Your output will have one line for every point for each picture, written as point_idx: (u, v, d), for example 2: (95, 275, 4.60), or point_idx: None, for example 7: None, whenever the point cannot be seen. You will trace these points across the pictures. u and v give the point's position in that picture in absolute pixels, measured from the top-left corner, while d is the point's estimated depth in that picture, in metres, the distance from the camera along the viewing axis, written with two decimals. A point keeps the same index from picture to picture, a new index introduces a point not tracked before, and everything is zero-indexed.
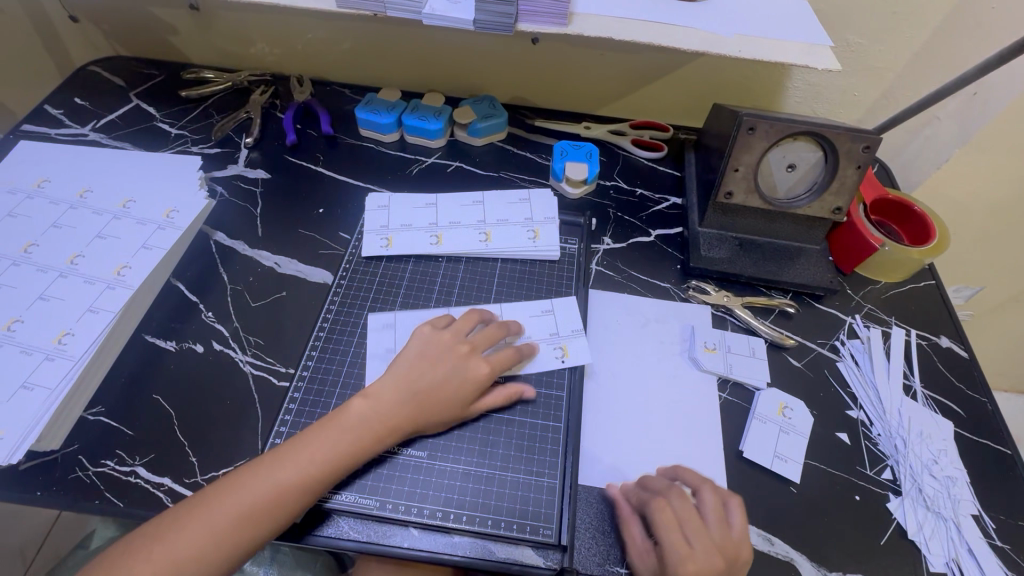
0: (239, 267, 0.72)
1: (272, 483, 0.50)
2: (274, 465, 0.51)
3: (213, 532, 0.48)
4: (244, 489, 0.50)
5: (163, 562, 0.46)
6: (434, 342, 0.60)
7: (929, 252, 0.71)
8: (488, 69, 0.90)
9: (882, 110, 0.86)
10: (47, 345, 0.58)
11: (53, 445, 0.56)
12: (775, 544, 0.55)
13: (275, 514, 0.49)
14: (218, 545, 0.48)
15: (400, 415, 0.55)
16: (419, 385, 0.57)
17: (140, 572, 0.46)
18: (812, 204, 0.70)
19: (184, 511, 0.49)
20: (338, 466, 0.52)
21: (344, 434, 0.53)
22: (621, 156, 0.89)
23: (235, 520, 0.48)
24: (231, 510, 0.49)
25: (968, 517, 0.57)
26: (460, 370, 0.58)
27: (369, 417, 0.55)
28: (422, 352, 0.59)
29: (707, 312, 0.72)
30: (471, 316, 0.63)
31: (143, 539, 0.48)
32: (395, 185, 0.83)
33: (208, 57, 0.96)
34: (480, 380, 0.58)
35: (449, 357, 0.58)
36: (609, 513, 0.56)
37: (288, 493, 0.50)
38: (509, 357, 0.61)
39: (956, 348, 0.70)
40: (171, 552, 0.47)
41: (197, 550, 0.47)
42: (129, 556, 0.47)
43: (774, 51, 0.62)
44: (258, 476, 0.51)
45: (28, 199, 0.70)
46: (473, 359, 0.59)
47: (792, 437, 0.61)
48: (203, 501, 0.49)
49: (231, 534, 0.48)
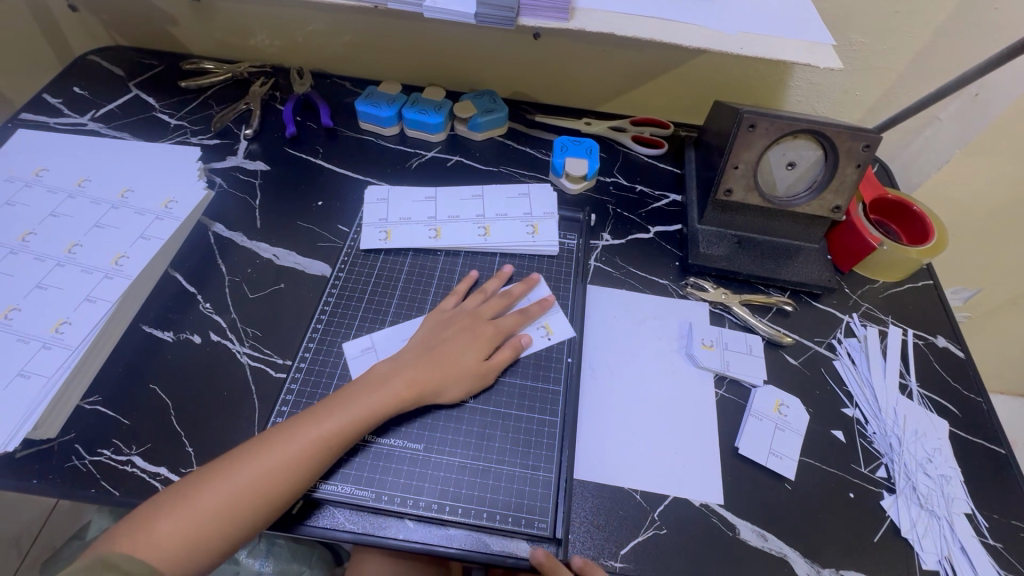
0: (237, 259, 0.72)
1: (296, 438, 0.52)
2: (299, 422, 0.54)
3: (238, 486, 0.49)
4: (270, 445, 0.52)
5: (190, 516, 0.48)
6: (446, 316, 0.64)
7: (927, 251, 0.72)
8: (489, 63, 0.90)
9: (883, 109, 0.86)
10: (45, 333, 0.58)
11: (50, 434, 0.56)
12: (769, 539, 0.55)
13: (299, 468, 0.51)
14: (244, 498, 0.49)
15: (420, 377, 0.58)
16: (436, 350, 0.60)
17: (168, 526, 0.48)
18: (811, 202, 0.70)
19: (211, 469, 0.51)
20: (360, 421, 0.54)
21: (367, 393, 0.56)
22: (621, 153, 0.89)
23: (259, 474, 0.50)
24: (257, 465, 0.50)
25: (961, 516, 0.58)
26: (469, 336, 0.62)
27: (390, 377, 0.58)
28: (434, 323, 0.63)
29: (705, 309, 0.72)
30: (482, 291, 0.67)
31: (171, 496, 0.49)
32: (394, 179, 0.83)
33: (208, 48, 0.96)
34: (489, 341, 0.63)
35: (459, 325, 0.63)
36: (604, 508, 0.56)
37: (312, 447, 0.52)
38: (515, 320, 0.65)
39: (953, 348, 0.71)
40: (197, 507, 0.48)
41: (223, 504, 0.49)
42: (156, 513, 0.48)
43: (775, 49, 0.61)
44: (275, 440, 0.52)
45: (25, 187, 0.70)
46: (481, 325, 0.64)
47: (788, 434, 0.62)
48: (230, 458, 0.52)
49: (256, 489, 0.50)
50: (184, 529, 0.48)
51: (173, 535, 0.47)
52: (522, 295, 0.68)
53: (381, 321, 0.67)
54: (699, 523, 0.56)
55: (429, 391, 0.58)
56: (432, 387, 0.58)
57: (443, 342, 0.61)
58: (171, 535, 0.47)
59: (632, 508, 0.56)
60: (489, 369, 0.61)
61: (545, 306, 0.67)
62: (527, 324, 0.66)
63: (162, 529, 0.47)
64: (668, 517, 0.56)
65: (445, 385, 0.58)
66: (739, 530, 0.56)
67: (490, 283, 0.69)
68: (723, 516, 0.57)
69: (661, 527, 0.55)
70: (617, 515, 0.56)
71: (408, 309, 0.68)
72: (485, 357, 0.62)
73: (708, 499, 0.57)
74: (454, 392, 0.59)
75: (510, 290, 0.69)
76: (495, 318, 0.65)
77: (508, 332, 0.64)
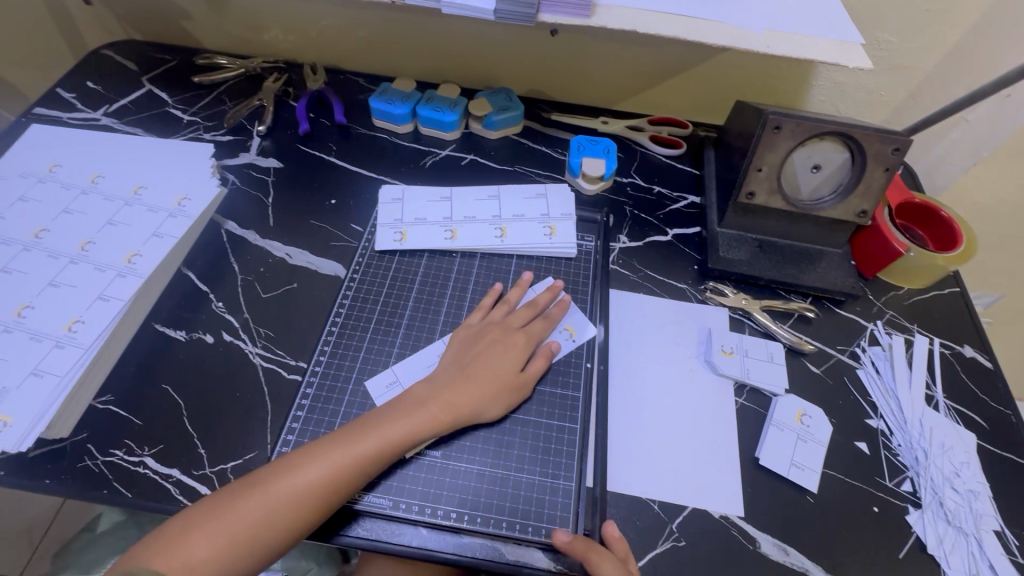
0: (250, 257, 0.71)
1: (332, 460, 0.51)
2: (333, 442, 0.52)
3: (273, 507, 0.49)
4: (305, 466, 0.50)
5: (225, 536, 0.47)
6: (480, 329, 0.63)
7: (956, 258, 0.69)
8: (505, 60, 0.88)
9: (910, 111, 0.83)
10: (58, 332, 0.58)
11: (63, 433, 0.55)
12: (790, 554, 0.54)
13: (335, 490, 0.50)
14: (280, 520, 0.48)
15: (457, 399, 0.57)
16: (471, 369, 0.59)
17: (202, 547, 0.47)
18: (837, 206, 0.69)
19: (243, 487, 0.50)
20: (396, 443, 0.53)
21: (403, 414, 0.55)
22: (638, 153, 0.87)
23: (295, 496, 0.49)
24: (293, 486, 0.49)
25: (990, 533, 0.56)
26: (504, 349, 0.61)
27: (426, 398, 0.56)
28: (470, 337, 0.62)
29: (725, 315, 0.70)
30: (510, 301, 0.66)
31: (203, 513, 0.48)
32: (408, 178, 0.81)
33: (221, 43, 0.95)
34: (521, 352, 0.61)
35: (494, 338, 0.62)
36: (623, 518, 0.55)
37: (349, 469, 0.51)
38: (541, 326, 0.64)
39: (981, 358, 0.69)
40: (232, 527, 0.47)
41: (259, 525, 0.48)
42: (188, 531, 0.47)
43: (803, 48, 0.60)
44: (314, 454, 0.51)
45: (39, 183, 0.70)
46: (512, 337, 0.62)
47: (811, 445, 0.60)
48: (263, 476, 0.50)
49: (293, 511, 0.49)
50: (220, 550, 0.47)
51: (208, 555, 0.46)
52: (546, 303, 0.67)
53: (396, 324, 0.66)
54: (719, 536, 0.55)
55: (467, 411, 0.56)
56: (469, 408, 0.57)
57: (481, 356, 0.60)
58: (206, 556, 0.46)
59: (651, 518, 0.55)
60: (523, 382, 0.60)
61: (564, 307, 0.66)
62: (552, 329, 0.65)
63: (196, 550, 0.46)
64: (687, 528, 0.55)
65: (483, 404, 0.57)
66: (760, 543, 0.54)
67: (514, 293, 0.67)
68: (743, 529, 0.55)
69: (680, 539, 0.54)
70: (635, 526, 0.55)
71: (423, 312, 0.67)
72: (519, 369, 0.60)
73: (728, 511, 0.56)
74: (492, 410, 0.57)
75: (535, 299, 0.67)
76: (523, 326, 0.64)
77: (537, 340, 0.63)
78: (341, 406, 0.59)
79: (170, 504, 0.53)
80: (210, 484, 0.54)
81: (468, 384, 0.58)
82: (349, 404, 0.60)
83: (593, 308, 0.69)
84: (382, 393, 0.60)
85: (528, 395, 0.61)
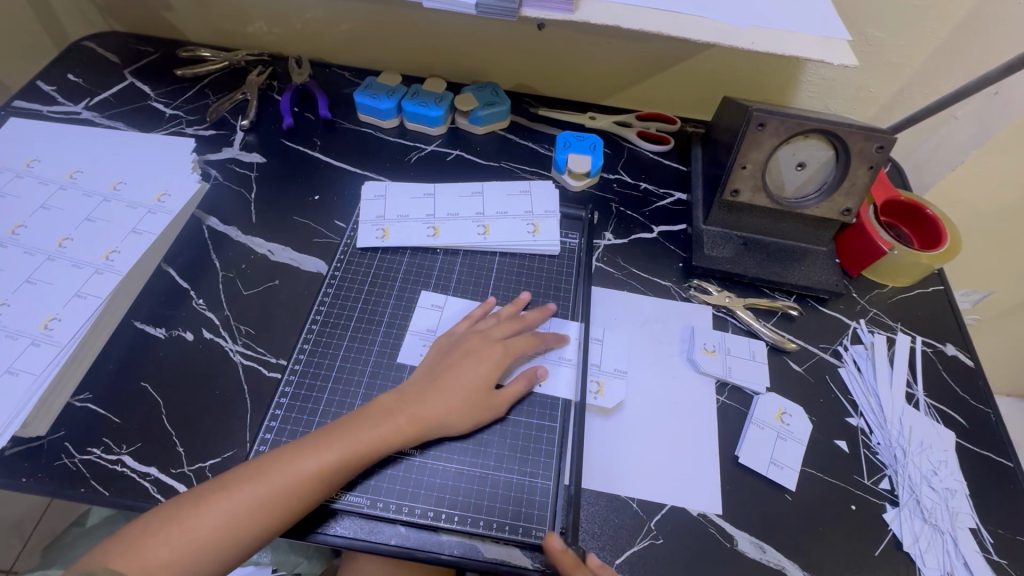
0: (231, 254, 0.71)
1: (296, 468, 0.50)
2: (300, 450, 0.52)
3: (235, 513, 0.48)
4: (269, 473, 0.50)
5: (186, 541, 0.47)
6: (456, 343, 0.62)
7: (939, 256, 0.69)
8: (492, 54, 0.87)
9: (898, 108, 0.83)
10: (34, 330, 0.57)
11: (39, 431, 0.55)
12: (767, 552, 0.54)
13: (299, 499, 0.50)
14: (242, 525, 0.48)
15: (425, 412, 0.55)
16: (442, 380, 0.58)
17: (163, 550, 0.46)
18: (821, 204, 0.68)
19: (207, 491, 0.49)
20: (364, 454, 0.53)
21: (369, 425, 0.54)
22: (626, 149, 0.87)
23: (258, 502, 0.49)
24: (256, 492, 0.49)
25: (965, 530, 0.56)
26: (480, 361, 0.59)
27: (394, 409, 0.55)
28: (446, 350, 0.61)
29: (709, 313, 0.70)
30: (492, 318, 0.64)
31: (166, 516, 0.48)
32: (393, 173, 0.81)
33: (205, 35, 0.94)
34: (498, 367, 0.60)
35: (471, 351, 0.60)
36: (602, 516, 0.55)
37: (313, 479, 0.50)
38: (526, 342, 0.62)
39: (962, 357, 0.69)
40: (192, 533, 0.47)
41: (219, 531, 0.48)
42: (150, 535, 0.47)
43: (788, 45, 0.59)
44: (279, 462, 0.51)
45: (16, 178, 0.69)
46: (490, 349, 0.60)
47: (791, 444, 0.60)
48: (228, 480, 0.50)
49: (257, 519, 0.49)
50: (180, 554, 0.47)
51: (170, 559, 0.46)
52: (535, 321, 0.65)
53: (377, 322, 0.65)
54: (697, 534, 0.55)
55: (435, 424, 0.55)
56: (436, 422, 0.55)
57: (454, 368, 0.59)
58: (167, 559, 0.46)
59: (629, 517, 0.55)
60: (496, 400, 0.58)
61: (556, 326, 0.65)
62: (542, 349, 0.63)
63: (158, 554, 0.46)
64: (664, 526, 0.55)
65: (452, 418, 0.56)
66: (737, 541, 0.55)
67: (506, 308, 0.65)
68: (721, 527, 0.55)
69: (657, 537, 0.54)
70: (614, 525, 0.55)
71: (404, 310, 0.67)
72: (494, 385, 0.59)
73: (706, 509, 0.56)
74: (461, 425, 0.56)
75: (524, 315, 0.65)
76: (505, 339, 0.62)
77: (518, 352, 0.61)
78: (320, 404, 0.59)
79: (148, 502, 0.53)
80: (188, 482, 0.54)
81: (437, 399, 0.56)
82: (328, 402, 0.59)
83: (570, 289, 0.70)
84: (360, 391, 0.60)
85: (506, 414, 0.59)
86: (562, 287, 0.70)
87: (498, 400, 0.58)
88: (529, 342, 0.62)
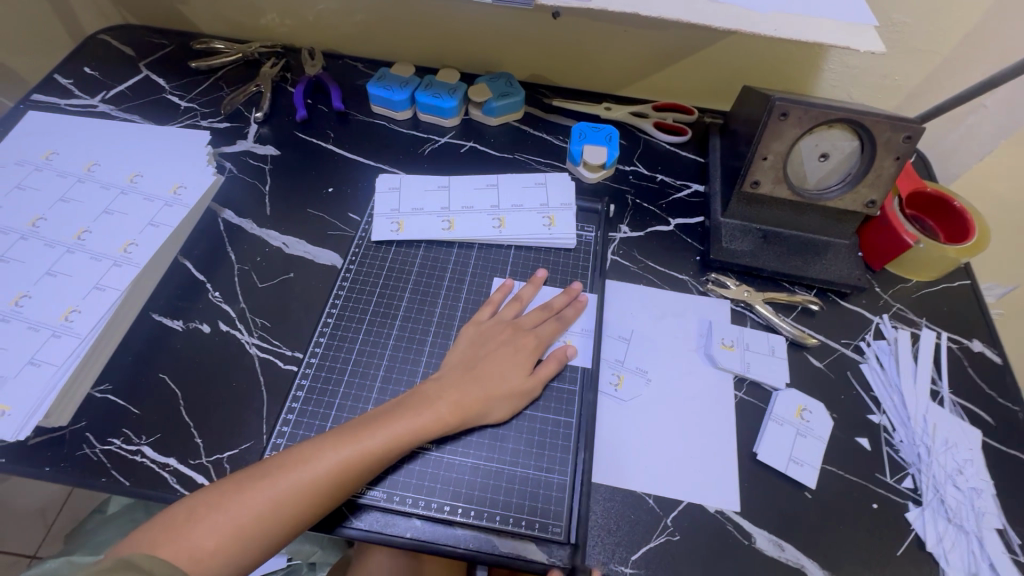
0: (247, 247, 0.71)
1: (337, 456, 0.50)
2: (338, 437, 0.51)
3: (279, 500, 0.48)
4: (309, 461, 0.50)
5: (230, 529, 0.46)
6: (473, 334, 0.61)
7: (966, 250, 0.67)
8: (506, 44, 0.86)
9: (924, 96, 0.80)
10: (54, 321, 0.58)
11: (61, 422, 0.56)
12: (786, 549, 0.54)
13: (340, 485, 0.50)
14: (285, 513, 0.48)
15: (464, 399, 0.56)
16: (479, 370, 0.58)
17: (207, 538, 0.46)
18: (844, 195, 0.66)
19: (247, 479, 0.49)
20: (404, 441, 0.52)
21: (410, 412, 0.54)
22: (642, 141, 0.85)
23: (301, 490, 0.48)
24: (297, 480, 0.49)
25: (991, 531, 0.55)
26: (514, 348, 0.60)
27: (433, 397, 0.55)
28: (474, 341, 0.61)
29: (727, 307, 0.69)
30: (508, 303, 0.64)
31: (207, 503, 0.47)
32: (407, 166, 0.80)
33: (218, 27, 0.93)
34: (533, 353, 0.61)
35: (499, 343, 0.60)
36: (616, 512, 0.55)
37: (353, 466, 0.50)
38: (553, 328, 0.63)
39: (989, 353, 0.67)
40: (235, 520, 0.47)
41: (262, 518, 0.47)
42: (191, 522, 0.46)
43: (815, 32, 0.56)
44: (319, 451, 0.50)
45: (36, 171, 0.70)
46: (523, 338, 0.61)
47: (810, 441, 0.59)
48: (268, 468, 0.50)
49: (300, 504, 0.48)
50: (225, 543, 0.46)
51: (215, 547, 0.46)
52: (562, 306, 0.65)
53: (393, 316, 0.65)
54: (714, 531, 0.54)
55: (474, 411, 0.56)
56: (477, 410, 0.56)
57: (489, 359, 0.59)
58: (212, 548, 0.46)
59: (645, 513, 0.55)
60: (530, 386, 0.59)
61: (580, 308, 0.65)
62: (565, 329, 0.64)
63: (200, 542, 0.46)
64: (682, 523, 0.54)
65: (491, 406, 0.57)
66: (755, 538, 0.54)
67: (526, 290, 0.66)
68: (739, 524, 0.55)
69: (674, 534, 0.54)
70: (629, 520, 0.54)
71: (420, 303, 0.66)
72: (529, 370, 0.60)
73: (724, 506, 0.56)
74: (500, 412, 0.57)
75: (550, 301, 0.66)
76: (534, 328, 0.63)
77: (547, 340, 0.62)
78: (336, 397, 0.59)
79: (167, 493, 0.53)
80: (206, 474, 0.55)
81: (478, 388, 0.56)
82: (344, 395, 0.59)
83: (591, 266, 0.71)
84: (377, 384, 0.60)
85: (539, 394, 0.60)
86: (581, 265, 0.71)
87: (528, 384, 0.59)
88: (553, 329, 0.63)
